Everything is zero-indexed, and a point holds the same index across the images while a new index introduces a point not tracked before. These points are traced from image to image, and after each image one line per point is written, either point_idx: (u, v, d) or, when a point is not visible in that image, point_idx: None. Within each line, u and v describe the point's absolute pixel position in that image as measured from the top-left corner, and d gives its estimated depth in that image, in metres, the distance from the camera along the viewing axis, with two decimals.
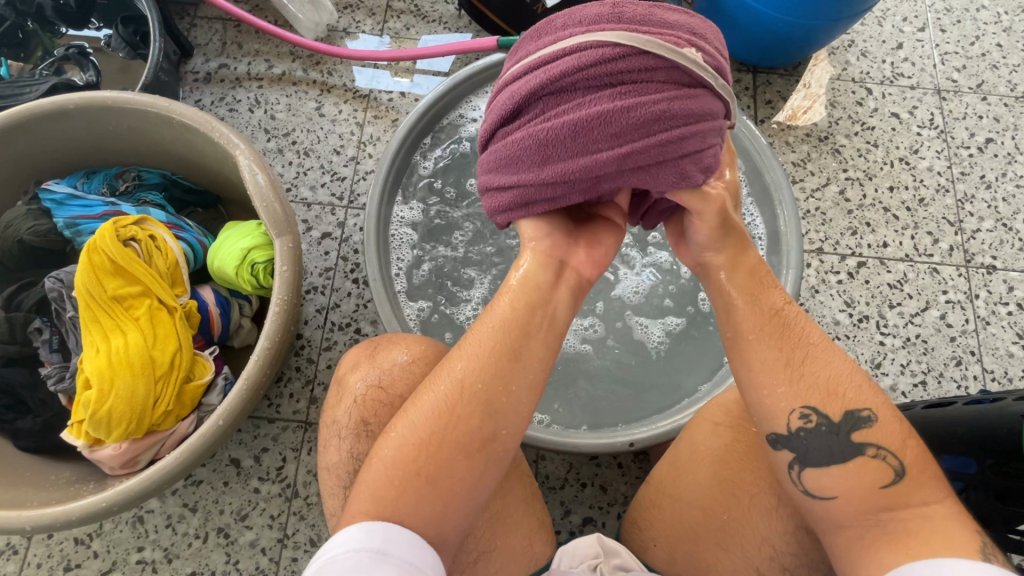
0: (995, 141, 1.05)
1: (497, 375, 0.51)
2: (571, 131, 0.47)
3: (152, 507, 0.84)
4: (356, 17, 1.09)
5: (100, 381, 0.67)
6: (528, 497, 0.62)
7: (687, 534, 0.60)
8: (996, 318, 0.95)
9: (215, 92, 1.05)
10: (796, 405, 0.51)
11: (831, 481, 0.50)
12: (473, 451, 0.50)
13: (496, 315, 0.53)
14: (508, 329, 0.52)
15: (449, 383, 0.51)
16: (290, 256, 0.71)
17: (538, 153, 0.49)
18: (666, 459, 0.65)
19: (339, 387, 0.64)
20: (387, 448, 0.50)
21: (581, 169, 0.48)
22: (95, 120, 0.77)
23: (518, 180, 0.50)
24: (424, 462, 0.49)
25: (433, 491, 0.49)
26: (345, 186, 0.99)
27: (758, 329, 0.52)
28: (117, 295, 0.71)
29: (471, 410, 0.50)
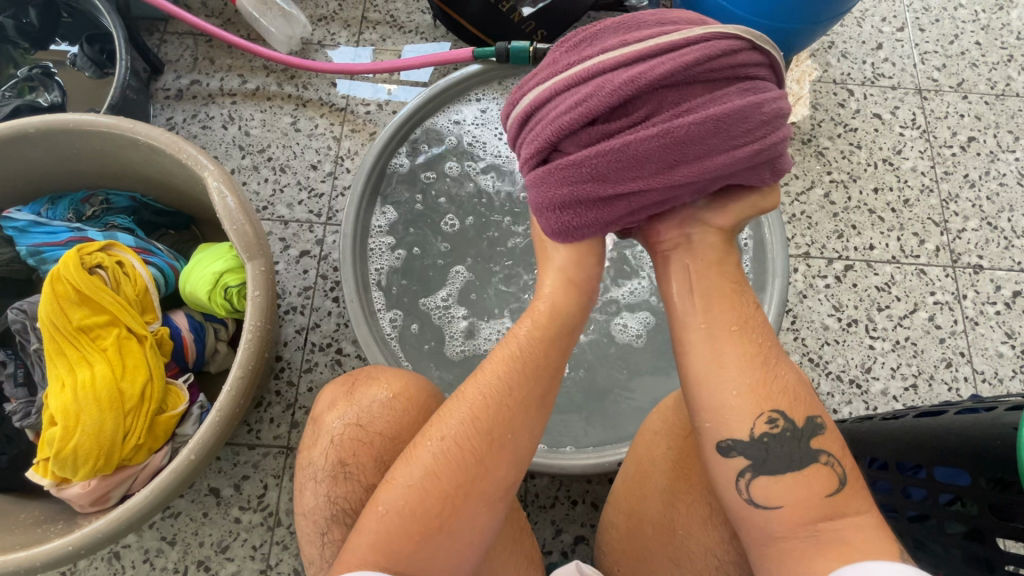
0: (977, 139, 1.05)
1: (518, 421, 0.49)
2: (706, 127, 0.48)
3: (128, 542, 0.81)
4: (331, 29, 1.07)
5: (65, 417, 0.65)
6: (517, 533, 0.60)
7: (640, 556, 0.59)
8: (984, 317, 0.94)
9: (188, 109, 1.02)
10: (763, 408, 0.49)
11: (781, 490, 0.48)
12: (496, 499, 0.48)
13: (512, 351, 0.52)
14: (534, 373, 0.51)
15: (474, 429, 0.48)
16: (262, 280, 0.69)
17: (670, 152, 0.49)
18: (624, 478, 0.63)
19: (315, 427, 0.61)
20: (401, 496, 0.47)
21: (710, 166, 0.50)
22: (57, 144, 0.75)
23: (645, 181, 0.50)
24: (447, 516, 0.46)
25: (452, 544, 0.46)
26: (323, 203, 0.97)
27: (734, 328, 0.52)
28: (83, 325, 0.68)
29: (500, 459, 0.48)
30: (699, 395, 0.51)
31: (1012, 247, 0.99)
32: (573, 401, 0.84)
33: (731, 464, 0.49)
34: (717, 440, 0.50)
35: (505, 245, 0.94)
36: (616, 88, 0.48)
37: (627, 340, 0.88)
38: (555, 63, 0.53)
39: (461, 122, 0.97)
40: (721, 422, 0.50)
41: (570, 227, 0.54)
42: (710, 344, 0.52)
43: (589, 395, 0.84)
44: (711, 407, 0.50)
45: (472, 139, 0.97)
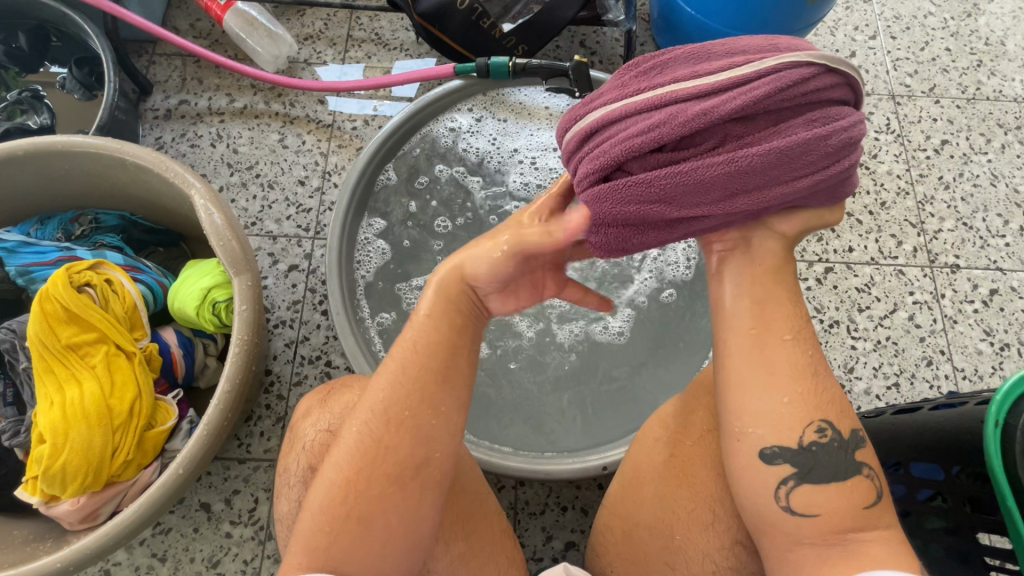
0: (950, 142, 1.08)
1: (422, 400, 0.50)
2: (777, 159, 0.44)
3: (118, 560, 0.81)
4: (317, 47, 1.09)
5: (53, 435, 0.65)
6: (498, 534, 0.61)
7: (635, 559, 0.59)
8: (963, 316, 0.96)
9: (176, 128, 1.04)
10: (814, 417, 0.49)
11: (823, 499, 0.48)
12: (406, 479, 0.49)
13: (418, 325, 0.52)
14: (431, 348, 0.51)
15: (374, 415, 0.50)
16: (250, 295, 0.70)
17: (735, 183, 0.45)
18: (618, 484, 0.64)
19: (291, 434, 0.63)
20: (322, 492, 0.49)
21: (776, 196, 0.46)
22: (46, 165, 0.76)
23: (703, 210, 0.46)
24: (354, 505, 0.48)
25: (366, 531, 0.48)
26: (310, 218, 0.98)
27: (787, 338, 0.50)
28: (72, 343, 0.69)
29: (401, 439, 0.49)
30: (734, 397, 0.50)
31: (988, 246, 1.01)
32: (561, 408, 0.85)
33: (775, 471, 0.49)
34: (762, 445, 0.49)
35: None
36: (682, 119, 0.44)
37: (614, 346, 0.89)
38: (622, 86, 0.48)
39: (458, 129, 0.99)
40: (767, 428, 0.49)
41: (620, 247, 0.50)
42: (759, 350, 0.50)
43: (577, 401, 0.85)
44: (760, 411, 0.49)
45: (468, 148, 0.99)
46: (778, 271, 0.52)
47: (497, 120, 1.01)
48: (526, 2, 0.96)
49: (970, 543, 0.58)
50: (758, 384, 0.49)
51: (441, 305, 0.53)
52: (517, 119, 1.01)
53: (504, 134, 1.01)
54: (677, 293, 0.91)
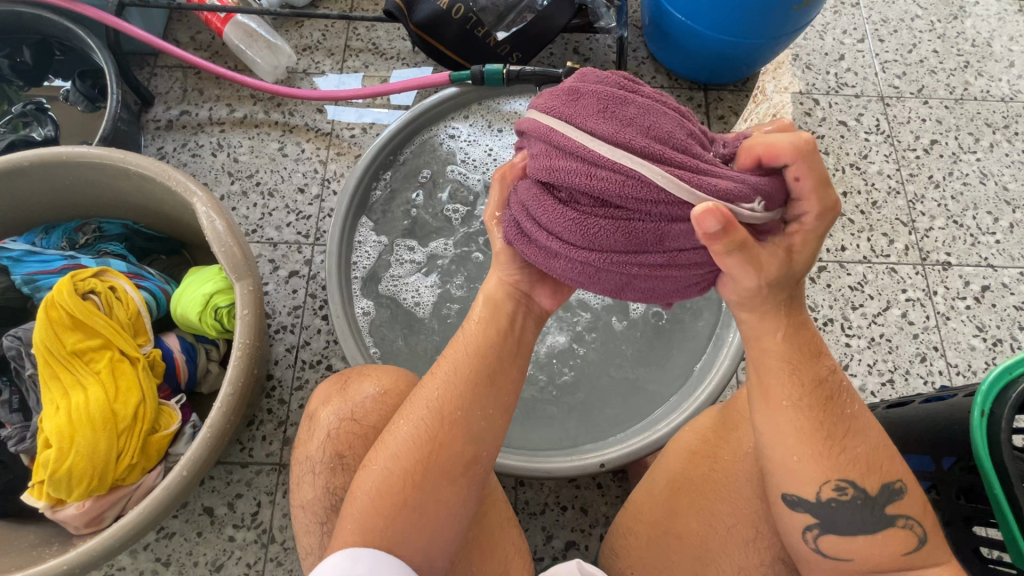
0: (939, 142, 1.09)
1: (474, 398, 0.53)
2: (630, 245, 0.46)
3: (122, 565, 0.82)
4: (315, 58, 1.11)
5: (59, 439, 0.66)
6: (506, 522, 0.62)
7: (664, 563, 0.58)
8: (956, 312, 0.97)
9: (178, 138, 1.05)
10: (830, 476, 0.49)
11: (851, 546, 0.50)
12: (456, 475, 0.52)
13: (473, 322, 0.56)
14: (483, 352, 0.54)
15: (426, 409, 0.53)
16: (251, 300, 0.72)
17: (584, 239, 0.47)
18: (642, 483, 0.65)
19: (310, 422, 0.64)
20: (380, 478, 0.51)
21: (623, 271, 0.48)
22: (51, 175, 0.77)
23: (548, 247, 0.49)
24: (411, 490, 0.50)
25: (418, 517, 0.50)
26: (310, 224, 0.99)
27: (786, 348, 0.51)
28: (77, 349, 0.70)
29: (453, 436, 0.52)
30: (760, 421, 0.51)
31: (978, 244, 1.02)
32: (561, 409, 0.85)
33: (799, 518, 0.50)
34: (784, 492, 0.51)
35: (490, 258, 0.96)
36: (565, 165, 0.46)
37: (611, 348, 0.89)
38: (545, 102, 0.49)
39: (458, 137, 1.01)
40: (783, 478, 0.50)
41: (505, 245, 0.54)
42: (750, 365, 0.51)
43: (575, 401, 0.86)
44: (776, 461, 0.50)
45: (461, 160, 1.00)
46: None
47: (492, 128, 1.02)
48: (519, 10, 0.98)
49: (964, 536, 0.59)
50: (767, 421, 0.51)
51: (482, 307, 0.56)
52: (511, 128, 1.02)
53: (499, 142, 1.02)
54: None
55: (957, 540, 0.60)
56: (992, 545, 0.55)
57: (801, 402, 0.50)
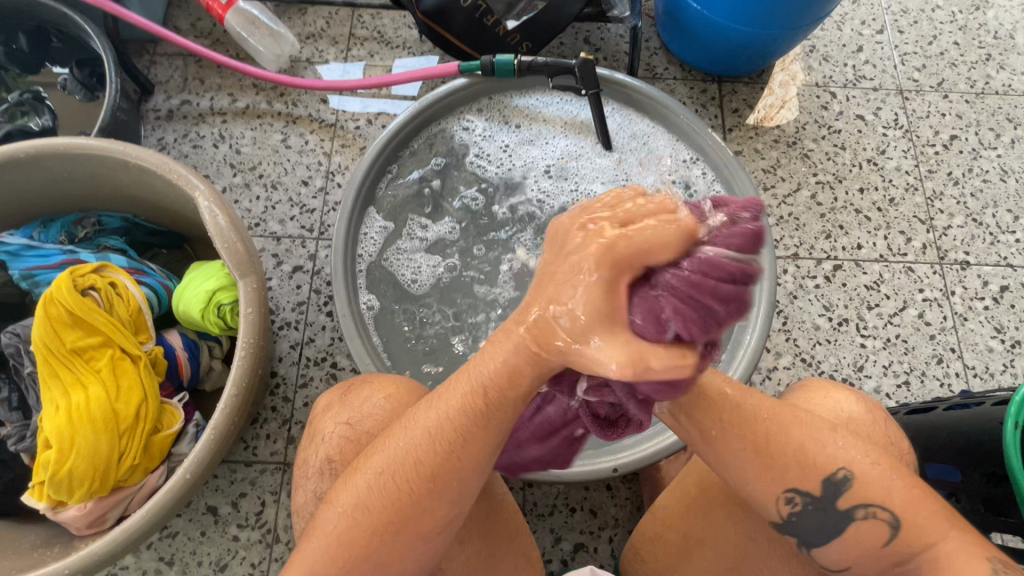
0: (959, 138, 1.07)
1: (464, 465, 0.46)
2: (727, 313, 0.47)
3: (125, 564, 0.81)
4: (319, 46, 1.08)
5: (60, 441, 0.65)
6: (509, 529, 0.62)
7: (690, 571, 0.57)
8: (973, 313, 0.95)
9: (179, 129, 1.03)
10: (777, 491, 0.48)
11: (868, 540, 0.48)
12: (433, 533, 0.49)
13: (465, 385, 0.45)
14: (490, 425, 0.45)
15: (406, 466, 0.47)
16: (255, 298, 0.70)
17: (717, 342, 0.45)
18: (671, 490, 0.63)
19: (311, 429, 0.63)
20: (345, 523, 0.48)
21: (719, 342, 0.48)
22: (48, 167, 0.75)
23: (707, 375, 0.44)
24: (376, 547, 0.48)
25: (386, 567, 0.48)
26: (315, 218, 0.97)
27: None
28: (77, 347, 0.68)
29: (437, 502, 0.47)
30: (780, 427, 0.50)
31: (998, 242, 1.00)
32: None
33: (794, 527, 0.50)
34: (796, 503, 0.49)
35: (500, 253, 0.92)
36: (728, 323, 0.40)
37: None
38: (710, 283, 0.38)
39: (473, 131, 0.97)
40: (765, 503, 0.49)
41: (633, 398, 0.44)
42: None
43: None
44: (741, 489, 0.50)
45: (476, 153, 0.97)
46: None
47: (510, 125, 0.98)
48: None
49: None
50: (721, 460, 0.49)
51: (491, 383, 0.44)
52: (531, 125, 0.98)
53: (516, 138, 0.98)
54: None
55: None
56: None
57: None
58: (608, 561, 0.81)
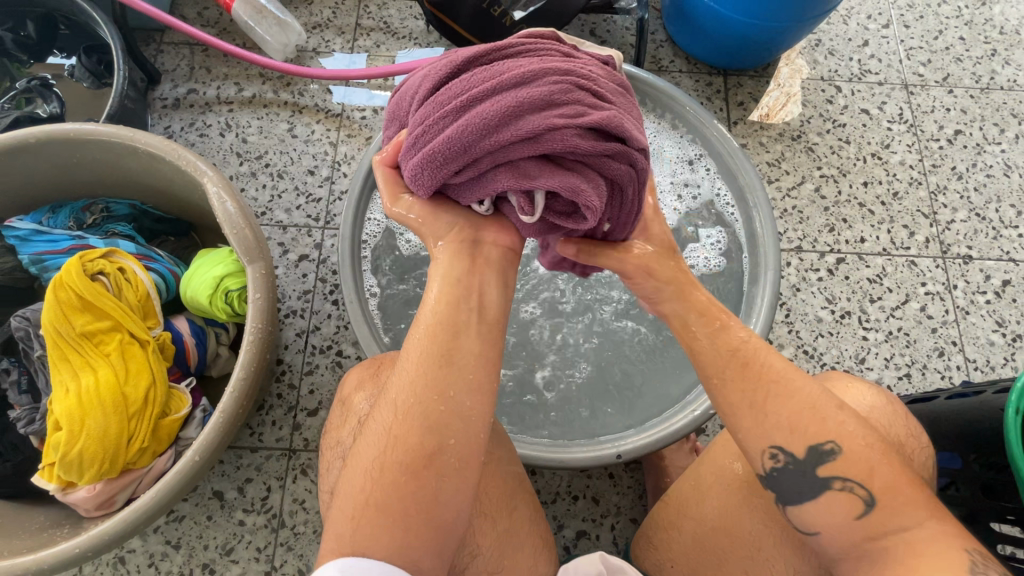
0: (963, 132, 1.07)
1: (431, 385, 0.49)
2: (518, 73, 0.45)
3: (133, 546, 0.81)
4: (326, 36, 1.08)
5: (70, 422, 0.65)
6: (532, 515, 0.62)
7: (704, 558, 0.58)
8: (976, 307, 0.96)
9: (186, 117, 1.03)
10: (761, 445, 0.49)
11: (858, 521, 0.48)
12: (421, 468, 0.47)
13: (423, 324, 0.51)
14: (435, 333, 0.51)
15: (387, 408, 0.50)
16: (263, 283, 0.70)
17: (431, 115, 0.48)
18: (685, 479, 0.63)
19: (344, 408, 0.63)
20: (348, 482, 0.48)
21: (547, 105, 0.45)
22: (58, 153, 0.76)
23: (447, 139, 0.46)
24: (373, 490, 0.47)
25: (388, 520, 0.46)
26: (321, 207, 0.98)
27: None
28: (87, 331, 0.69)
29: (410, 427, 0.48)
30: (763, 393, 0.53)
31: (1001, 237, 1.00)
32: (574, 398, 0.84)
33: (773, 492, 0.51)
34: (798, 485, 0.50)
35: None
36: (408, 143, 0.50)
37: (623, 338, 0.88)
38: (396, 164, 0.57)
39: None
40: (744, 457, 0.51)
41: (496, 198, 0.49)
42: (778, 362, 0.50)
43: (590, 390, 0.85)
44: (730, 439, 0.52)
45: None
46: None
47: None
48: None
49: (984, 531, 0.58)
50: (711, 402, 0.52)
51: (445, 287, 0.53)
52: None
53: None
54: None
55: (978, 536, 0.59)
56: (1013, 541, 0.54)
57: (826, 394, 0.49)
58: (611, 548, 0.82)
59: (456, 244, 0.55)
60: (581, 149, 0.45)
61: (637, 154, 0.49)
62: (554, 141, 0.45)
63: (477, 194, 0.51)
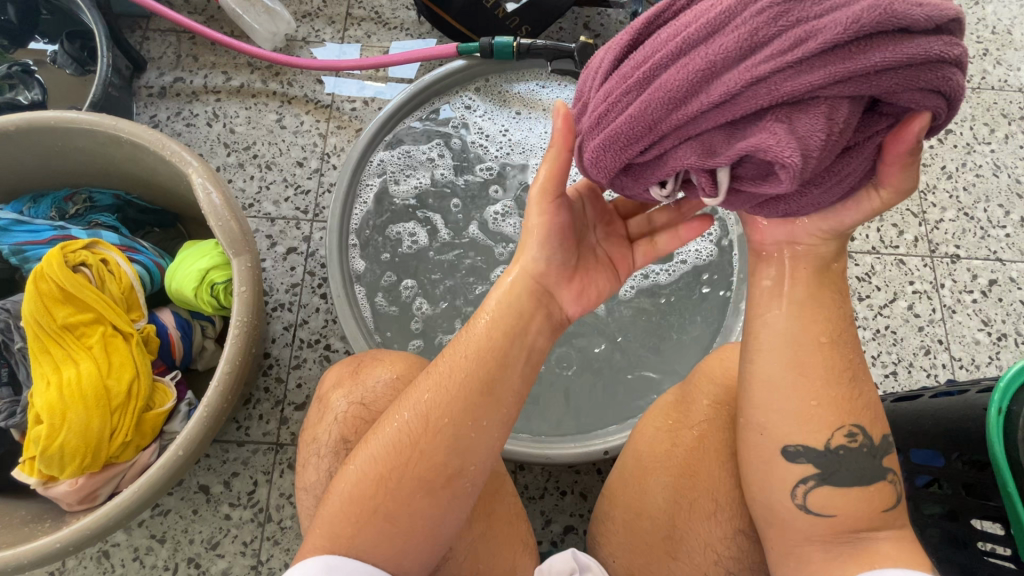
0: (954, 132, 1.07)
1: (466, 410, 0.49)
2: (707, 21, 0.39)
3: (117, 540, 0.81)
4: (315, 25, 1.07)
5: (51, 416, 0.65)
6: (514, 513, 0.62)
7: (640, 549, 0.58)
8: (962, 306, 0.97)
9: (171, 106, 1.02)
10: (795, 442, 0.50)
11: (840, 501, 0.49)
12: (436, 488, 0.48)
13: (473, 340, 0.51)
14: (488, 364, 0.50)
15: (415, 415, 0.49)
16: (249, 276, 0.69)
17: (608, 93, 0.43)
18: (617, 471, 0.64)
19: (321, 405, 0.63)
20: (353, 479, 0.49)
21: (748, 52, 0.38)
22: (39, 142, 0.74)
23: (631, 113, 0.41)
24: (382, 498, 0.48)
25: (390, 529, 0.47)
26: (309, 200, 0.97)
27: (824, 341, 0.51)
28: (68, 323, 0.68)
29: (436, 446, 0.48)
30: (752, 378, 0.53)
31: (988, 237, 1.01)
32: (563, 394, 0.84)
33: (796, 469, 0.50)
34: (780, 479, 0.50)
35: (491, 239, 0.93)
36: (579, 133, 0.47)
37: (612, 333, 0.88)
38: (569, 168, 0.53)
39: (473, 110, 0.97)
40: (794, 427, 0.50)
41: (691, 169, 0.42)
42: (795, 351, 0.51)
43: (580, 385, 0.85)
44: (788, 411, 0.50)
45: (478, 131, 0.97)
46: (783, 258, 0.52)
47: (512, 110, 0.98)
48: None
49: (964, 528, 0.59)
50: (786, 365, 0.51)
51: (503, 305, 0.52)
52: (530, 111, 0.98)
53: (518, 124, 0.98)
54: (679, 280, 0.90)
55: (958, 532, 0.59)
56: (992, 538, 0.55)
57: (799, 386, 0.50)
58: None
59: (529, 283, 0.52)
60: (792, 93, 0.37)
61: (891, 79, 0.37)
62: (760, 89, 0.37)
63: (660, 176, 0.45)
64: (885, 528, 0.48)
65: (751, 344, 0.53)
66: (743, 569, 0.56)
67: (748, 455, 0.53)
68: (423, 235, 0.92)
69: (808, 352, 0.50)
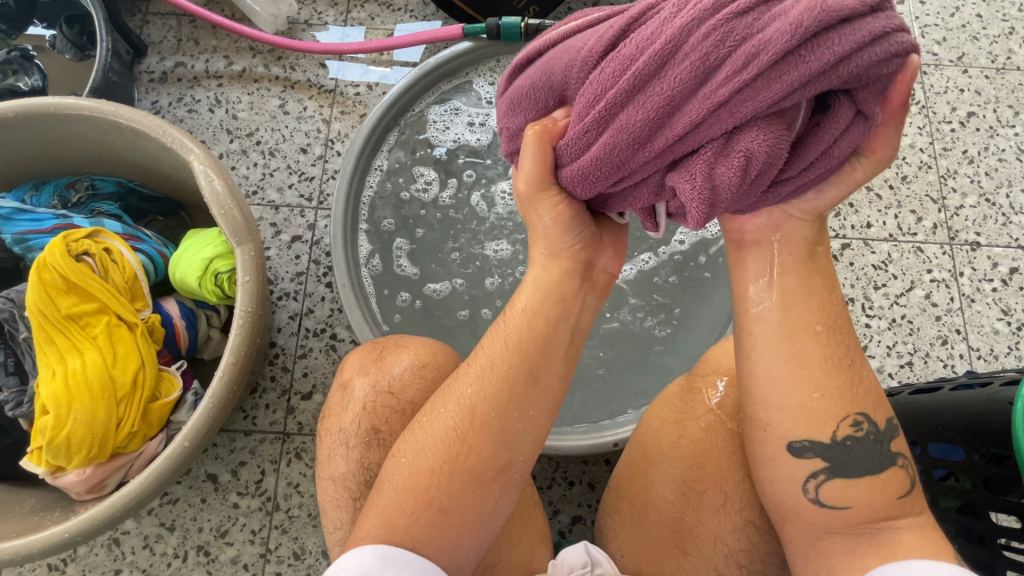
0: (976, 114, 1.04)
1: (513, 400, 0.48)
2: (654, 54, 0.37)
3: (127, 528, 0.81)
4: (318, 7, 1.04)
5: (57, 406, 0.64)
6: (532, 507, 0.60)
7: (648, 539, 0.58)
8: (981, 295, 0.94)
9: (173, 92, 1.00)
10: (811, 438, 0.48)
11: (856, 492, 0.48)
12: (487, 479, 0.48)
13: (512, 336, 0.49)
14: (533, 352, 0.48)
15: (461, 411, 0.48)
16: (252, 265, 0.68)
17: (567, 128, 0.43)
18: (624, 464, 0.62)
19: (344, 392, 0.61)
20: (403, 474, 0.48)
21: (701, 81, 0.36)
22: (39, 128, 0.73)
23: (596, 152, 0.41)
24: (436, 490, 0.47)
25: (445, 520, 0.46)
26: (313, 187, 0.95)
27: (820, 328, 0.49)
28: (72, 313, 0.67)
29: (485, 439, 0.47)
30: (752, 377, 0.50)
31: (1010, 224, 0.98)
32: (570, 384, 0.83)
33: (804, 465, 0.49)
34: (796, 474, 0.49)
35: (498, 226, 0.91)
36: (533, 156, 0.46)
37: (619, 323, 0.87)
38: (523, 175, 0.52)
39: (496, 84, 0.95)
40: (796, 423, 0.48)
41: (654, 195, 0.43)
42: (791, 344, 0.49)
43: (587, 375, 0.84)
44: (786, 405, 0.49)
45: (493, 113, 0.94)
46: (819, 253, 0.51)
47: None
48: None
49: (983, 524, 0.57)
50: (785, 360, 0.49)
51: (544, 300, 0.49)
52: None
53: None
54: (688, 269, 0.88)
55: (977, 528, 0.58)
56: (1010, 534, 0.54)
57: (817, 379, 0.48)
58: None
59: (570, 262, 0.50)
60: (742, 120, 0.36)
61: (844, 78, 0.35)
62: (712, 128, 0.37)
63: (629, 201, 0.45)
64: (904, 516, 0.47)
65: (744, 341, 0.51)
66: (754, 560, 0.55)
67: (754, 452, 0.51)
68: (429, 223, 0.90)
69: (823, 343, 0.49)
